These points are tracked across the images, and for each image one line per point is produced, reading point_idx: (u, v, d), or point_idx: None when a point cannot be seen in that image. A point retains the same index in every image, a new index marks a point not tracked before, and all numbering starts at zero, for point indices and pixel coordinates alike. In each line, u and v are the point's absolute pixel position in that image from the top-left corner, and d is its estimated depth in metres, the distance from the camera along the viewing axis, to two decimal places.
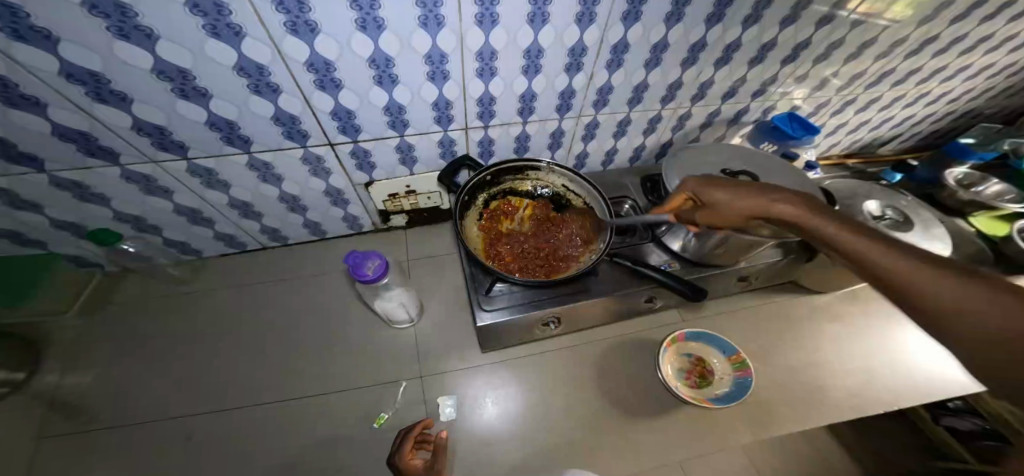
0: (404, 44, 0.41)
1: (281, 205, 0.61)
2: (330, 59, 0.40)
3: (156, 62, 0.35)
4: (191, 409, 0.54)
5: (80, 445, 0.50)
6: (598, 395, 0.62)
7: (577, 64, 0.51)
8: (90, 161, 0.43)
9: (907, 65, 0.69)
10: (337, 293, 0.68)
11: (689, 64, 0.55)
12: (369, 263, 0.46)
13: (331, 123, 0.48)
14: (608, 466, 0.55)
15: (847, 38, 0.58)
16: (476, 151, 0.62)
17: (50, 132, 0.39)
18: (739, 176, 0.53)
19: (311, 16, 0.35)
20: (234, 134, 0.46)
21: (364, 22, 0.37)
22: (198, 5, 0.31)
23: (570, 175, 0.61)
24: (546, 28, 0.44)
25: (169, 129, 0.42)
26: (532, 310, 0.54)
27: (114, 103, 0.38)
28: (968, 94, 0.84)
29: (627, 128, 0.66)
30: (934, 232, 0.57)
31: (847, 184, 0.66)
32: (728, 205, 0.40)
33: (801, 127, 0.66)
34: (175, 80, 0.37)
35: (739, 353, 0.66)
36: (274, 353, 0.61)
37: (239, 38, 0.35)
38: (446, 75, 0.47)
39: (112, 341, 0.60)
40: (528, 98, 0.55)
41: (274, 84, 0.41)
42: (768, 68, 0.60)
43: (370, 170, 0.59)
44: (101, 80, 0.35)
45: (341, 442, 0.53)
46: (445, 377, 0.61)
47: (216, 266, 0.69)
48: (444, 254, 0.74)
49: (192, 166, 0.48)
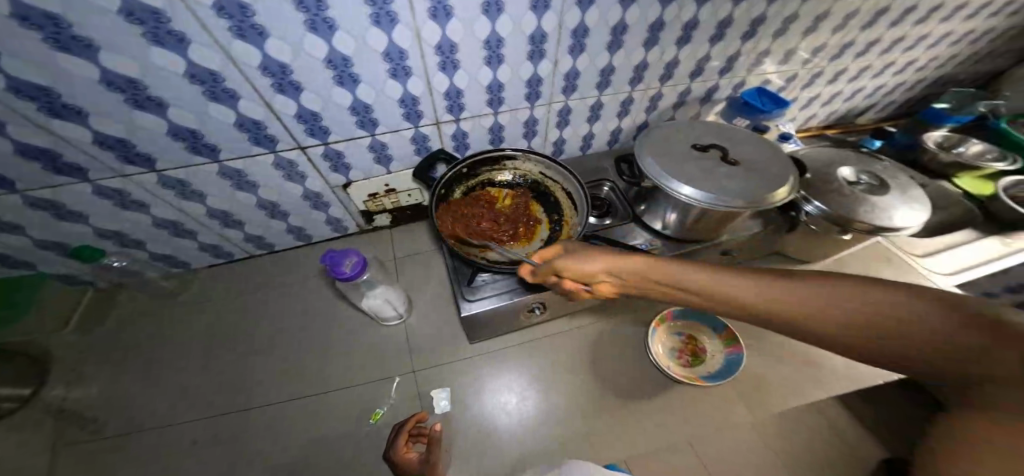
0: (359, 43, 0.42)
1: (261, 212, 0.62)
2: (284, 63, 0.41)
3: (104, 73, 0.36)
4: (188, 416, 0.55)
5: (83, 455, 0.51)
6: (591, 378, 0.62)
7: (539, 51, 0.52)
8: (59, 178, 0.45)
9: (865, 37, 0.70)
10: (323, 296, 0.69)
11: (651, 45, 0.56)
12: (347, 261, 0.47)
13: (298, 126, 0.49)
14: (606, 447, 0.55)
15: (800, 12, 0.59)
16: (452, 145, 0.63)
17: (14, 150, 0.40)
18: (709, 150, 0.54)
19: (256, 20, 0.36)
20: (199, 143, 0.47)
21: (314, 24, 0.39)
22: (134, 13, 0.32)
23: (546, 162, 0.62)
24: (502, 18, 0.46)
25: (131, 140, 0.44)
26: (519, 296, 0.54)
27: (69, 117, 0.39)
28: (934, 62, 0.84)
29: (599, 113, 0.67)
30: (910, 194, 0.58)
31: (822, 153, 0.66)
32: (615, 258, 0.38)
33: (771, 101, 0.68)
34: (127, 91, 0.38)
35: (730, 330, 0.66)
36: (265, 357, 0.62)
37: (184, 45, 0.36)
38: (408, 71, 0.48)
39: (109, 354, 0.61)
40: (494, 89, 0.56)
41: (231, 90, 0.42)
42: (729, 46, 0.61)
43: (345, 171, 0.60)
44: (52, 95, 0.36)
45: (335, 441, 0.54)
46: (437, 371, 0.61)
47: (205, 276, 0.70)
48: (429, 250, 0.75)
49: (162, 178, 0.50)
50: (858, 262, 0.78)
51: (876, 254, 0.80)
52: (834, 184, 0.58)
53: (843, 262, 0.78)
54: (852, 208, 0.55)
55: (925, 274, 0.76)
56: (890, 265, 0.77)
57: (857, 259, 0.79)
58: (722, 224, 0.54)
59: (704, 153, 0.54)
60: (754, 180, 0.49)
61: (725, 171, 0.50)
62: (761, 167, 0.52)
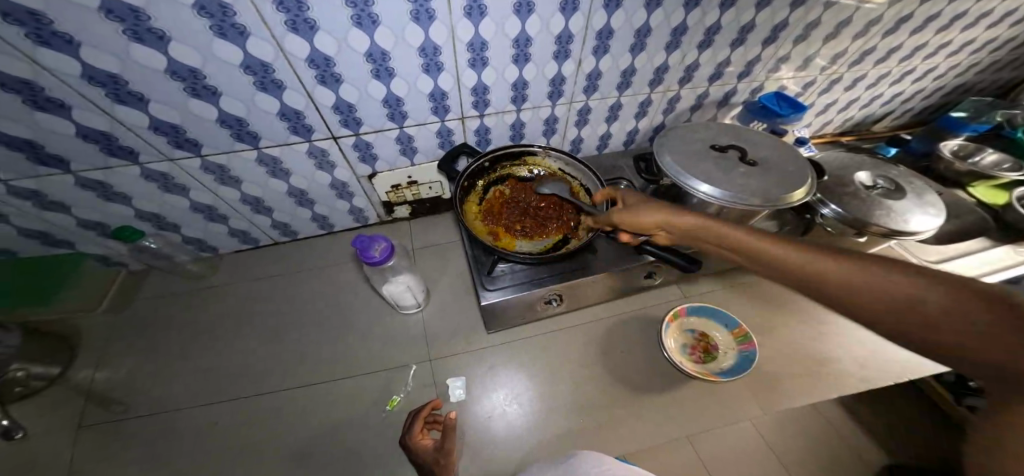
0: (397, 38, 0.44)
1: (290, 201, 0.64)
2: (329, 55, 0.43)
3: (170, 63, 0.38)
4: (214, 396, 0.57)
5: (114, 434, 0.53)
6: (604, 372, 0.64)
7: (565, 51, 0.54)
8: (112, 161, 0.47)
9: (886, 43, 0.70)
10: (345, 283, 0.71)
11: (673, 48, 0.58)
12: (375, 246, 0.49)
13: (334, 117, 0.51)
14: (617, 441, 0.56)
15: (823, 18, 0.60)
16: (474, 140, 0.65)
17: (74, 133, 0.42)
18: (728, 150, 0.55)
19: (309, 15, 0.38)
20: (243, 130, 0.49)
21: (359, 19, 0.41)
22: (204, 7, 0.34)
23: (565, 158, 0.64)
24: (533, 18, 0.47)
25: (183, 127, 0.46)
26: (535, 287, 0.55)
27: (132, 104, 0.41)
28: (954, 69, 0.84)
29: (618, 113, 0.69)
30: (927, 199, 0.58)
31: (838, 157, 0.67)
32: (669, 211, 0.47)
33: (790, 105, 0.68)
34: (187, 80, 0.41)
35: (742, 327, 0.67)
36: (288, 340, 0.64)
37: (244, 37, 0.38)
38: (440, 66, 0.50)
39: (143, 333, 0.63)
40: (519, 86, 0.57)
41: (278, 80, 0.44)
42: (751, 49, 0.62)
43: (372, 162, 0.62)
44: (120, 82, 0.38)
45: (357, 424, 0.55)
46: (452, 361, 0.63)
47: (231, 261, 0.73)
48: (447, 242, 0.77)
49: (205, 164, 0.52)
50: None
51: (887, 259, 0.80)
52: (850, 188, 0.59)
53: None
54: (869, 211, 0.56)
55: None
56: None
57: None
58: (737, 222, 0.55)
59: (724, 153, 0.55)
60: (772, 180, 0.50)
61: (743, 170, 0.51)
62: (780, 167, 0.53)
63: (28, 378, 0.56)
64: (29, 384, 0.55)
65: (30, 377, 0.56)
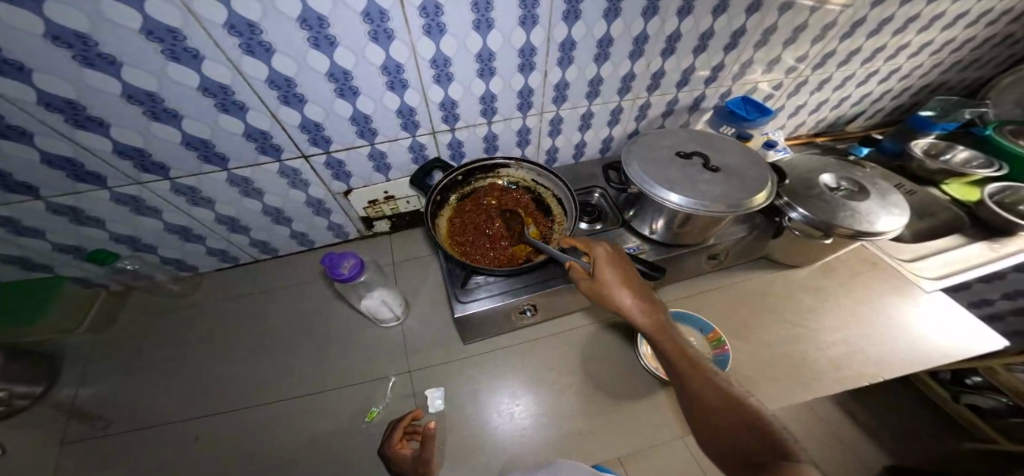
0: (358, 56, 0.45)
1: (266, 218, 0.65)
2: (289, 77, 0.45)
3: (123, 86, 0.39)
4: (191, 413, 0.57)
5: (95, 450, 0.53)
6: (583, 378, 0.64)
7: (529, 64, 0.55)
8: (81, 185, 0.48)
9: (848, 45, 0.72)
10: (325, 297, 0.72)
11: (636, 56, 0.59)
12: (344, 263, 0.49)
13: (302, 136, 0.53)
14: (600, 449, 0.56)
15: (779, 23, 0.62)
16: (448, 154, 0.67)
17: (39, 159, 0.43)
18: (692, 157, 0.56)
19: (263, 37, 0.39)
20: (210, 152, 0.50)
21: (316, 40, 0.42)
22: (154, 32, 0.36)
23: (538, 170, 0.65)
24: (493, 33, 0.49)
25: (148, 150, 0.47)
26: (508, 298, 0.56)
27: (93, 128, 0.42)
28: (920, 69, 0.86)
29: (590, 121, 0.70)
30: (890, 199, 0.59)
31: (805, 160, 0.68)
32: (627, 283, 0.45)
33: (756, 109, 0.70)
34: (146, 104, 0.42)
35: (716, 331, 0.65)
36: (265, 356, 0.64)
37: (198, 60, 0.39)
38: (405, 83, 0.51)
39: (124, 352, 0.64)
40: (487, 100, 0.59)
41: (240, 102, 0.45)
42: (713, 56, 0.64)
43: (346, 178, 0.63)
44: (78, 107, 0.40)
45: (336, 437, 0.55)
46: (432, 372, 0.63)
47: (213, 279, 0.73)
48: (428, 254, 0.78)
49: (176, 186, 0.53)
50: (846, 267, 0.80)
51: (862, 259, 0.81)
52: (815, 190, 0.60)
53: (832, 265, 0.80)
54: (834, 213, 0.57)
55: (912, 278, 0.78)
56: (878, 270, 0.79)
57: (849, 264, 0.80)
58: (705, 228, 0.56)
59: (688, 160, 0.56)
60: (733, 186, 0.52)
61: (706, 177, 0.52)
62: (742, 173, 0.54)
63: (11, 397, 0.55)
64: (12, 403, 0.55)
65: (13, 397, 0.56)
